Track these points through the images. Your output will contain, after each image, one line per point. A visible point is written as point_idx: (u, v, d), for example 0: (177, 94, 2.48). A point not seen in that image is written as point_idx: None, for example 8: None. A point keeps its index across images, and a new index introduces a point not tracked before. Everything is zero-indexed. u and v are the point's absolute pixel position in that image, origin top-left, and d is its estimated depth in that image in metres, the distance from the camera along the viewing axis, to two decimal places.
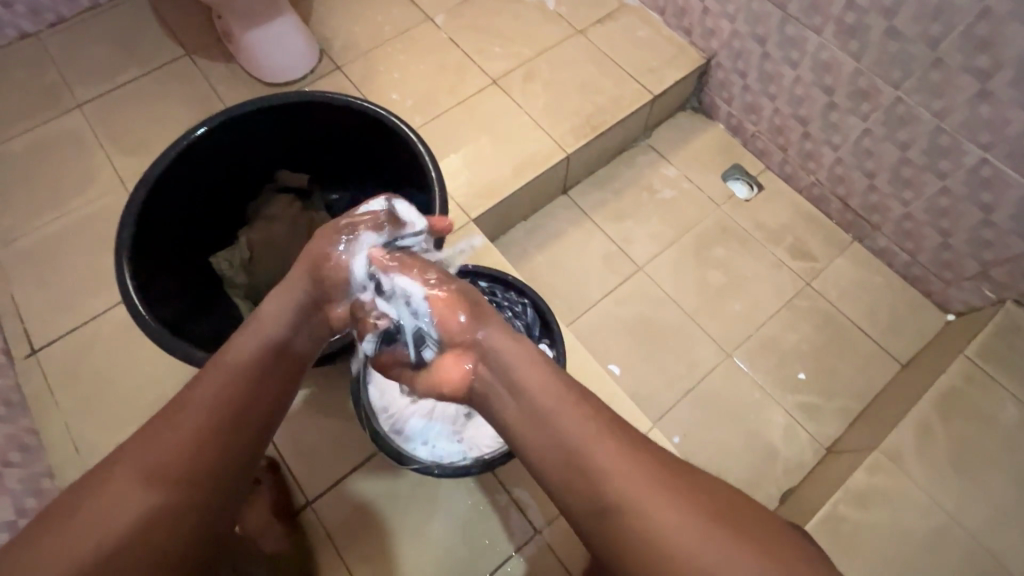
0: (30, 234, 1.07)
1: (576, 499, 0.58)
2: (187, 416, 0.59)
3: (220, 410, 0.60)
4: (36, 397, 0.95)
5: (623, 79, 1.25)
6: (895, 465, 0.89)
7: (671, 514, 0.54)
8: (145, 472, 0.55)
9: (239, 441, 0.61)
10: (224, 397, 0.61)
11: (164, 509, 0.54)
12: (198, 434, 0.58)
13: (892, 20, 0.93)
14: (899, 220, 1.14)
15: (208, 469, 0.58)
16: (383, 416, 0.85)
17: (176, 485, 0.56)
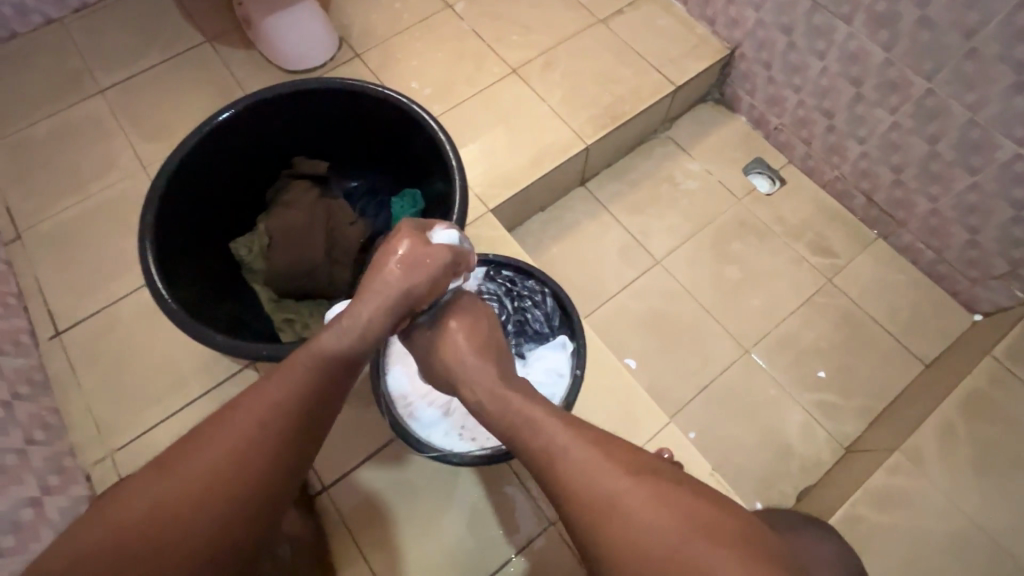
0: (54, 217, 1.09)
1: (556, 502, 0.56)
2: (250, 414, 0.55)
3: (283, 414, 0.56)
4: (60, 377, 0.96)
5: (643, 69, 1.23)
6: (916, 465, 0.87)
7: (650, 515, 0.51)
8: (200, 467, 0.52)
9: (296, 451, 0.57)
10: (287, 401, 0.57)
11: (184, 512, 0.50)
12: (258, 435, 0.54)
13: (926, 9, 0.90)
14: (925, 216, 1.11)
15: (263, 476, 0.54)
16: (402, 404, 0.85)
17: (204, 488, 0.51)
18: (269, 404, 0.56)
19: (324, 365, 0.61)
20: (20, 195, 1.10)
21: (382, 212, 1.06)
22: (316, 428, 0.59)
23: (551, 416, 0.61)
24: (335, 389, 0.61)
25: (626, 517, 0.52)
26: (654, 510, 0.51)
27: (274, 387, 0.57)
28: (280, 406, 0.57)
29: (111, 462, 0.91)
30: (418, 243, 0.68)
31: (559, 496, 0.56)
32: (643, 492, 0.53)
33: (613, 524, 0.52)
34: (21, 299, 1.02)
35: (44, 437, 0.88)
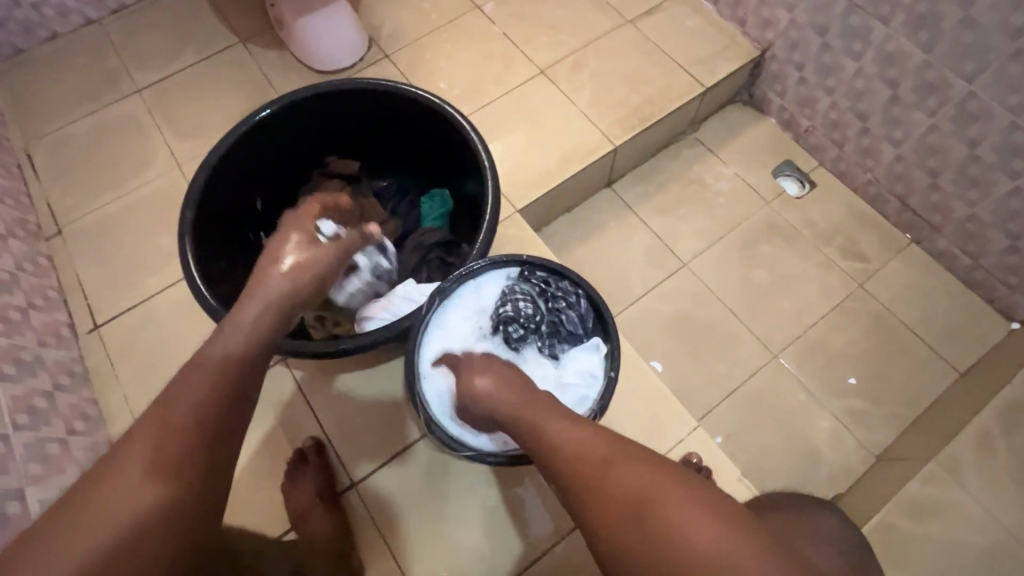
0: (93, 214, 1.12)
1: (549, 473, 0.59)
2: (163, 427, 0.52)
3: (200, 417, 0.54)
4: (98, 370, 0.99)
5: (672, 70, 1.22)
6: (952, 476, 0.85)
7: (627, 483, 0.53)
8: (118, 494, 0.49)
9: (216, 451, 0.54)
10: (200, 402, 0.54)
11: (150, 490, 0.49)
12: (174, 447, 0.52)
13: (970, 9, 0.89)
14: (963, 221, 1.09)
15: (185, 486, 0.51)
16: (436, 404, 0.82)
17: (161, 462, 0.51)
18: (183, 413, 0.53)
19: (235, 359, 0.58)
20: (61, 191, 1.13)
21: (412, 212, 1.07)
22: (235, 424, 0.56)
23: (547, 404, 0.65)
24: (252, 382, 0.59)
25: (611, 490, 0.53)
26: (637, 483, 0.53)
27: (180, 393, 0.54)
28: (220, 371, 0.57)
29: None
30: (314, 240, 0.71)
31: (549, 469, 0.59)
32: (627, 469, 0.54)
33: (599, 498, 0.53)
34: (62, 292, 1.05)
35: (84, 426, 0.91)
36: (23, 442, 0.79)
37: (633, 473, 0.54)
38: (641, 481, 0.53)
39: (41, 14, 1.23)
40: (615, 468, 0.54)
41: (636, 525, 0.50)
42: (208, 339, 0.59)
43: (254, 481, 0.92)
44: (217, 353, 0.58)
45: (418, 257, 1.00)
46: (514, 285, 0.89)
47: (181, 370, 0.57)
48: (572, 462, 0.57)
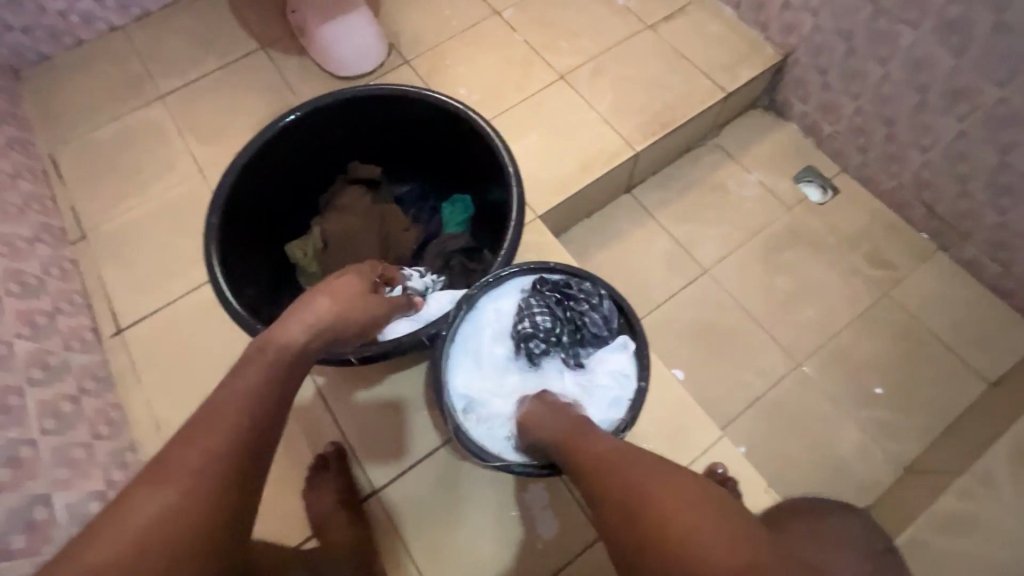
0: (117, 218, 1.13)
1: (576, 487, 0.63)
2: (198, 439, 0.53)
3: (232, 430, 0.55)
4: (122, 374, 1.00)
5: (693, 75, 1.22)
6: (986, 490, 0.83)
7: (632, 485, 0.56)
8: (150, 504, 0.49)
9: (246, 466, 0.54)
10: (233, 415, 0.55)
11: (179, 495, 0.50)
12: (205, 459, 0.52)
13: (1003, 14, 0.87)
14: (993, 229, 1.07)
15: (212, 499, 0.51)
16: (464, 410, 0.83)
17: (189, 469, 0.51)
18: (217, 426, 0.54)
19: (271, 373, 0.60)
20: (85, 196, 1.15)
21: (434, 217, 1.08)
22: (268, 438, 0.57)
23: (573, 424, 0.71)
24: (282, 392, 0.60)
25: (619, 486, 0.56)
26: (642, 480, 0.55)
27: (216, 406, 0.56)
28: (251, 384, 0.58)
29: None
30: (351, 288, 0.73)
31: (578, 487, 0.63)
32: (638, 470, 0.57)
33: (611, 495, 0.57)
34: (87, 296, 1.05)
35: (109, 431, 0.91)
36: (51, 446, 0.79)
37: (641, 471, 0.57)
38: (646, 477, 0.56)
39: (67, 21, 1.25)
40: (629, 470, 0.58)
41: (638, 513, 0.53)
42: (245, 358, 0.62)
43: (275, 487, 0.92)
44: (254, 369, 0.60)
45: (440, 262, 1.00)
46: (528, 299, 0.86)
47: (220, 384, 0.59)
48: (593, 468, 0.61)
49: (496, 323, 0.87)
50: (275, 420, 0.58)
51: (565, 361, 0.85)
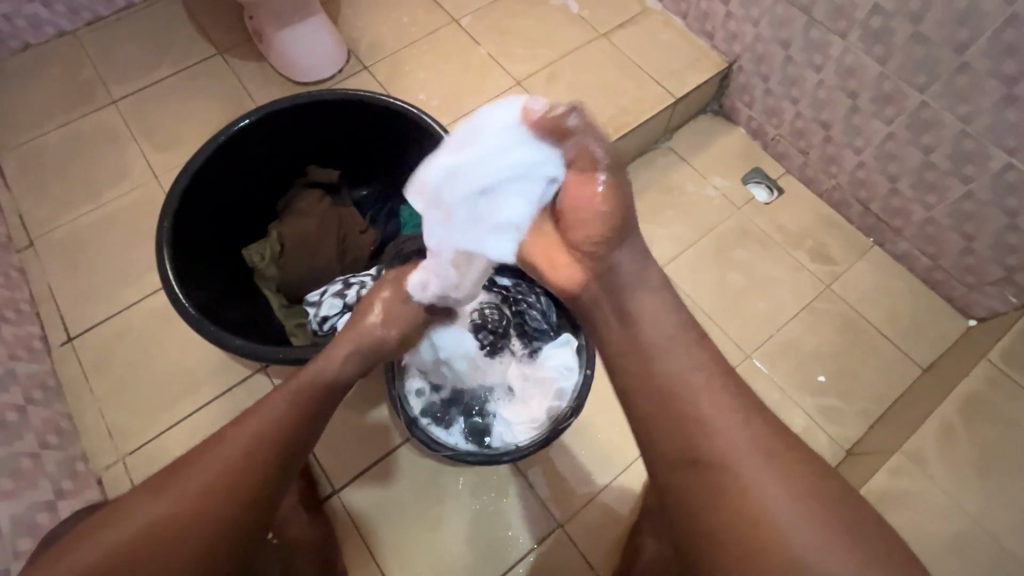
0: (67, 225, 1.10)
1: (681, 441, 0.59)
2: (245, 435, 0.62)
3: (270, 434, 0.63)
4: (71, 383, 0.97)
5: (645, 81, 1.27)
6: (919, 467, 0.89)
7: (770, 485, 0.55)
8: (182, 497, 0.57)
9: (265, 488, 0.60)
10: (276, 422, 0.64)
11: (211, 497, 0.57)
12: (244, 456, 0.60)
13: (919, 25, 0.94)
14: (922, 224, 1.14)
15: (239, 497, 0.58)
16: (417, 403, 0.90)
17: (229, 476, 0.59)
18: (258, 427, 0.63)
19: (313, 396, 0.68)
20: (32, 202, 1.12)
21: (391, 220, 1.08)
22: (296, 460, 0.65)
23: (665, 345, 0.63)
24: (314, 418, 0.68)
25: (745, 475, 0.55)
26: (768, 487, 0.54)
27: (259, 419, 0.64)
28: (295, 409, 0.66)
29: (123, 466, 0.93)
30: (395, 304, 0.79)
31: (685, 444, 0.58)
32: (769, 463, 0.56)
33: (732, 475, 0.55)
34: (34, 305, 1.03)
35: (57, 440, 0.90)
36: None
37: (772, 467, 0.56)
38: (777, 482, 0.55)
39: (13, 25, 1.22)
40: (753, 455, 0.56)
41: (761, 507, 0.53)
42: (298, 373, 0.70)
43: None
44: (298, 392, 0.68)
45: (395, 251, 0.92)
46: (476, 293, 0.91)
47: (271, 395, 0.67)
48: (713, 442, 0.57)
49: (517, 167, 0.67)
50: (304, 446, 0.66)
51: (508, 354, 0.90)
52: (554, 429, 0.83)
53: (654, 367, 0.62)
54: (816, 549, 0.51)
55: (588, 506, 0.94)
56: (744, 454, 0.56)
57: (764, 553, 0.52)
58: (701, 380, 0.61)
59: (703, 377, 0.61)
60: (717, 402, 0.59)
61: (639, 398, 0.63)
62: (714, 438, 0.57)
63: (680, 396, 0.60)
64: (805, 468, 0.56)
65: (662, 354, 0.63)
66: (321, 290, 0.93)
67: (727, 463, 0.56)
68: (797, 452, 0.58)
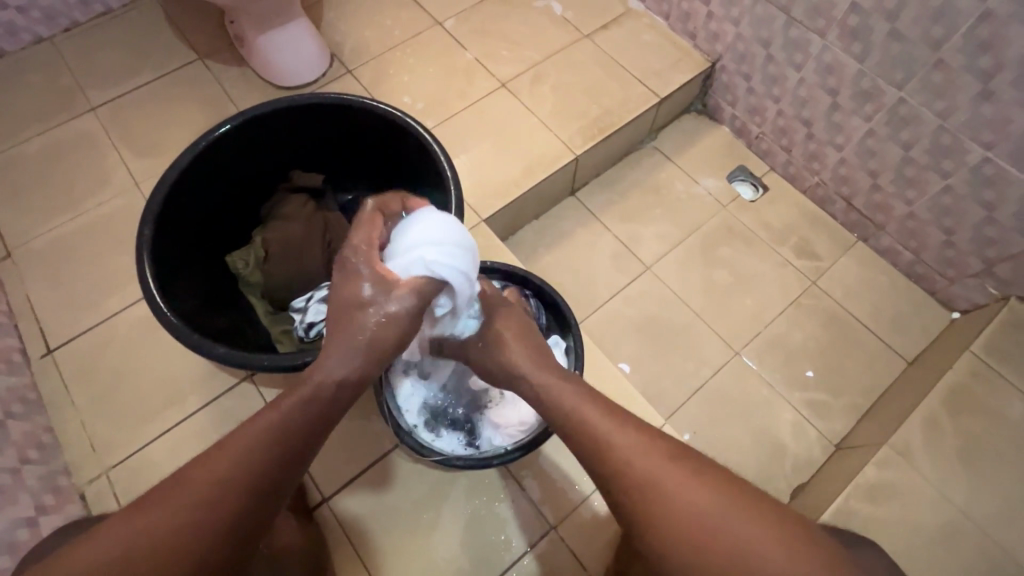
0: (46, 235, 1.08)
1: (602, 480, 0.61)
2: (234, 450, 0.57)
3: (261, 448, 0.58)
4: (53, 396, 0.96)
5: (628, 82, 1.27)
6: (904, 459, 0.90)
7: (687, 498, 0.55)
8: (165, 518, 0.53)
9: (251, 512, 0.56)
10: (267, 434, 0.59)
11: (190, 524, 0.53)
12: (223, 484, 0.55)
13: (895, 22, 0.95)
14: (903, 219, 1.15)
15: (223, 522, 0.54)
16: (406, 411, 0.88)
17: (213, 500, 0.54)
18: (248, 441, 0.58)
19: (310, 408, 0.62)
20: (9, 212, 1.10)
21: None
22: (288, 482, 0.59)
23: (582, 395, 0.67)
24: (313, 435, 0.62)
25: (662, 497, 0.56)
26: (685, 499, 0.55)
27: (252, 433, 0.58)
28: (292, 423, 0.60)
29: (107, 479, 0.91)
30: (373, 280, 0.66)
31: (606, 482, 0.60)
32: (679, 472, 0.57)
33: (655, 505, 0.56)
34: (13, 317, 1.01)
35: (39, 455, 0.88)
36: None
37: (686, 477, 0.57)
38: (700, 490, 0.55)
39: None
40: (665, 473, 0.57)
41: (692, 524, 0.54)
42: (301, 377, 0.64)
43: None
44: (296, 403, 0.61)
45: None
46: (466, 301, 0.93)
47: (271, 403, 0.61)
48: (626, 469, 0.59)
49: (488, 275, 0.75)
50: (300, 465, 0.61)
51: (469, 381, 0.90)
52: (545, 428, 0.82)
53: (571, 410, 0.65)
54: (732, 545, 0.52)
55: (580, 507, 0.94)
56: (659, 476, 0.57)
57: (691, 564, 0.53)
58: (602, 421, 0.63)
59: (606, 419, 0.63)
60: (620, 428, 0.62)
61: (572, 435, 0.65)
62: (627, 473, 0.58)
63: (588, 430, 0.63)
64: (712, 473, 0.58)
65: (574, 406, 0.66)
66: (307, 296, 0.93)
67: (642, 485, 0.57)
68: (696, 454, 0.60)
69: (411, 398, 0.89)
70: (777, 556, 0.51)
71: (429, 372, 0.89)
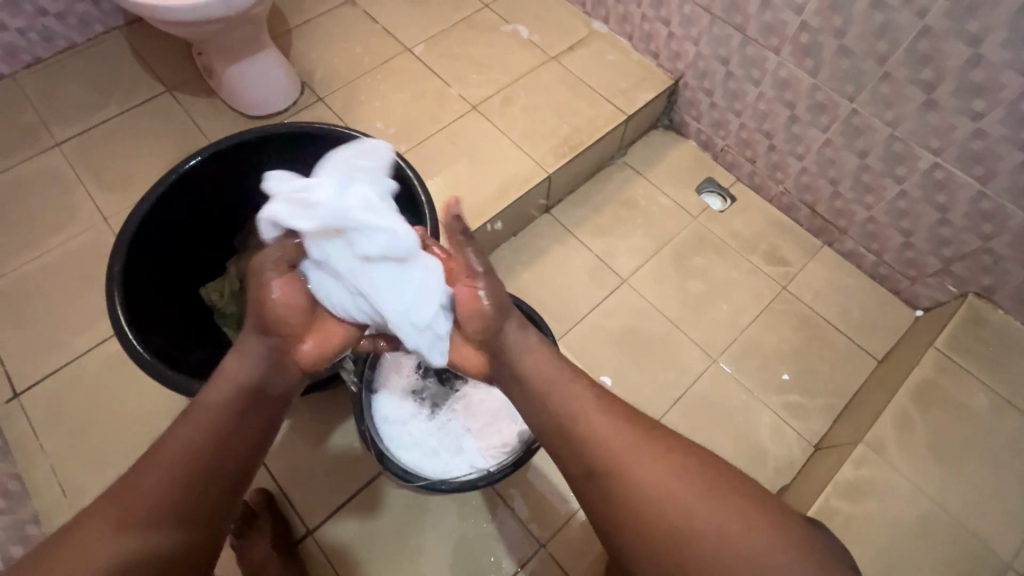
0: (10, 274, 1.06)
1: (571, 462, 0.64)
2: (163, 459, 0.58)
3: (194, 447, 0.60)
4: (20, 443, 0.92)
5: (596, 100, 1.31)
6: (880, 456, 0.92)
7: (654, 477, 0.60)
8: (101, 531, 0.53)
9: (188, 507, 0.57)
10: (198, 437, 0.61)
11: (132, 524, 0.54)
12: (155, 486, 0.57)
13: (843, 39, 1.01)
14: (864, 223, 1.20)
15: (163, 511, 0.56)
16: (395, 450, 0.86)
17: (146, 503, 0.56)
18: (180, 448, 0.59)
19: (227, 410, 0.64)
20: None
21: None
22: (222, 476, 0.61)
23: (560, 377, 0.67)
24: (237, 430, 0.64)
25: (633, 477, 0.60)
26: (654, 477, 0.60)
27: (172, 443, 0.60)
28: (210, 425, 0.62)
29: None
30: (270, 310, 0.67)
31: (577, 463, 0.63)
32: (649, 454, 0.61)
33: (620, 488, 0.60)
34: None
35: (6, 504, 0.85)
36: None
37: (658, 460, 0.61)
38: (665, 469, 0.60)
39: None
40: (634, 456, 0.61)
41: (649, 508, 0.58)
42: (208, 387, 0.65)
43: None
44: (207, 408, 0.63)
45: None
46: None
47: (187, 414, 0.63)
48: (600, 449, 0.62)
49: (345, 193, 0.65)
50: (233, 460, 0.62)
51: (441, 391, 0.93)
52: (527, 449, 0.82)
53: (546, 395, 0.67)
54: (696, 516, 0.57)
55: (568, 523, 0.94)
56: (630, 459, 0.61)
57: (661, 535, 0.57)
58: (580, 403, 0.65)
59: (581, 395, 0.66)
60: (598, 410, 0.65)
61: (550, 420, 0.66)
62: (597, 456, 0.62)
63: (560, 411, 0.65)
64: (680, 451, 0.62)
65: (544, 387, 0.67)
66: None
67: (615, 466, 0.61)
68: (662, 431, 0.65)
69: (403, 442, 0.87)
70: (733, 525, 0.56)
71: (413, 412, 0.90)
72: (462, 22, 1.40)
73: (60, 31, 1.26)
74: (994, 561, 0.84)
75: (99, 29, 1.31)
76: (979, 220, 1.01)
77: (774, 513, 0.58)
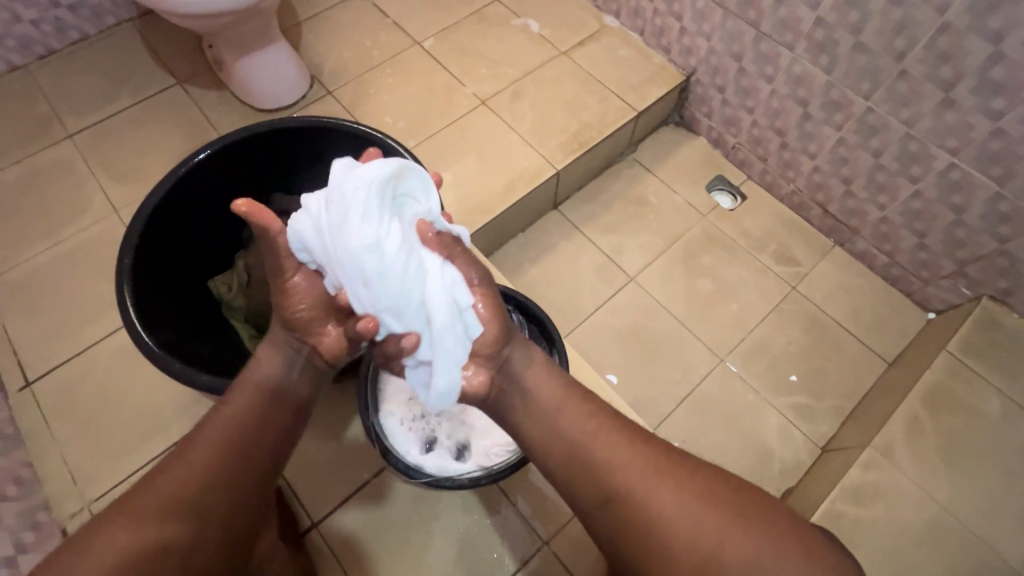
0: (23, 264, 1.07)
1: (585, 491, 0.65)
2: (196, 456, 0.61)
3: (225, 448, 0.62)
4: (32, 431, 0.94)
5: (606, 96, 1.30)
6: (888, 460, 0.91)
7: (671, 503, 0.60)
8: (130, 521, 0.55)
9: (215, 505, 0.59)
10: (230, 436, 0.63)
11: (160, 516, 0.56)
12: (184, 481, 0.59)
13: (859, 35, 0.99)
14: (877, 223, 1.18)
15: (191, 507, 0.58)
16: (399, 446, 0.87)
17: (175, 498, 0.57)
18: (211, 446, 0.62)
19: (256, 412, 0.66)
20: None
21: None
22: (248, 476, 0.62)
23: (565, 399, 0.69)
24: (264, 432, 0.65)
25: (650, 505, 0.60)
26: (670, 503, 0.59)
27: (205, 439, 0.62)
28: (242, 424, 0.64)
29: (88, 514, 0.88)
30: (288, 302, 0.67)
31: (593, 492, 0.64)
32: (664, 480, 0.61)
33: (633, 518, 0.60)
34: None
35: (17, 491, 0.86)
36: None
37: (674, 486, 0.61)
38: (682, 495, 0.60)
39: None
40: (649, 484, 0.61)
41: (669, 535, 0.58)
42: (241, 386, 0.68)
43: None
44: (237, 407, 0.65)
45: None
46: None
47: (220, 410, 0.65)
48: (615, 476, 0.63)
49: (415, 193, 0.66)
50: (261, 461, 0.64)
51: None
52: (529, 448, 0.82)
53: (557, 423, 0.67)
54: (717, 542, 0.56)
55: (571, 522, 0.94)
56: (645, 487, 0.61)
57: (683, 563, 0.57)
58: (592, 430, 0.66)
59: (591, 423, 0.67)
60: (610, 436, 0.65)
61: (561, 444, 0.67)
62: (610, 482, 0.63)
63: (569, 440, 0.66)
64: (697, 474, 0.62)
65: (553, 413, 0.68)
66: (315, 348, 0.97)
67: (631, 493, 0.61)
68: (679, 453, 0.65)
69: (406, 439, 0.87)
70: (754, 548, 0.55)
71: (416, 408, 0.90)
72: (472, 16, 1.39)
73: (73, 23, 1.27)
74: (1003, 568, 0.83)
75: (111, 21, 1.32)
76: (996, 222, 0.99)
77: (795, 530, 0.57)
